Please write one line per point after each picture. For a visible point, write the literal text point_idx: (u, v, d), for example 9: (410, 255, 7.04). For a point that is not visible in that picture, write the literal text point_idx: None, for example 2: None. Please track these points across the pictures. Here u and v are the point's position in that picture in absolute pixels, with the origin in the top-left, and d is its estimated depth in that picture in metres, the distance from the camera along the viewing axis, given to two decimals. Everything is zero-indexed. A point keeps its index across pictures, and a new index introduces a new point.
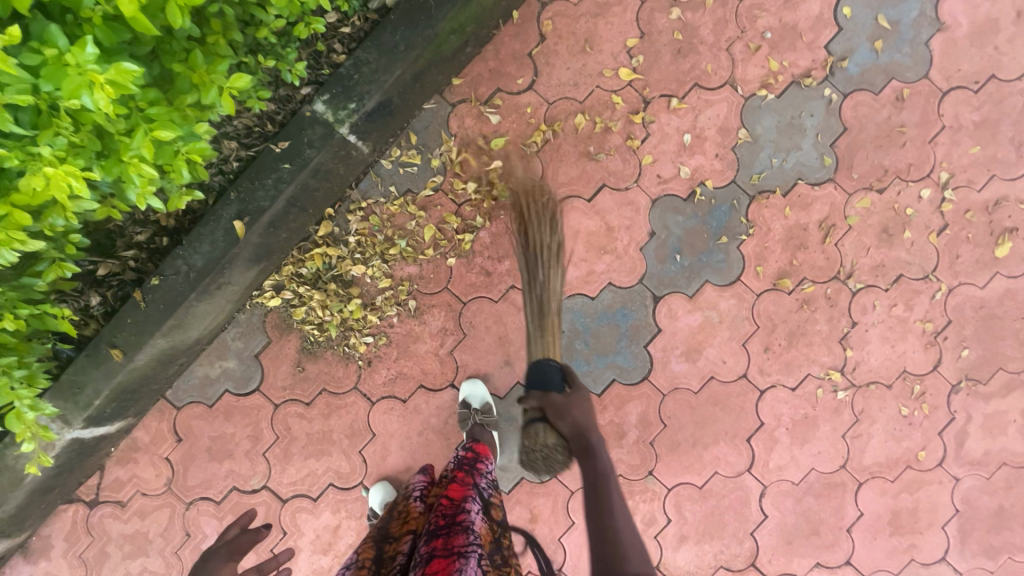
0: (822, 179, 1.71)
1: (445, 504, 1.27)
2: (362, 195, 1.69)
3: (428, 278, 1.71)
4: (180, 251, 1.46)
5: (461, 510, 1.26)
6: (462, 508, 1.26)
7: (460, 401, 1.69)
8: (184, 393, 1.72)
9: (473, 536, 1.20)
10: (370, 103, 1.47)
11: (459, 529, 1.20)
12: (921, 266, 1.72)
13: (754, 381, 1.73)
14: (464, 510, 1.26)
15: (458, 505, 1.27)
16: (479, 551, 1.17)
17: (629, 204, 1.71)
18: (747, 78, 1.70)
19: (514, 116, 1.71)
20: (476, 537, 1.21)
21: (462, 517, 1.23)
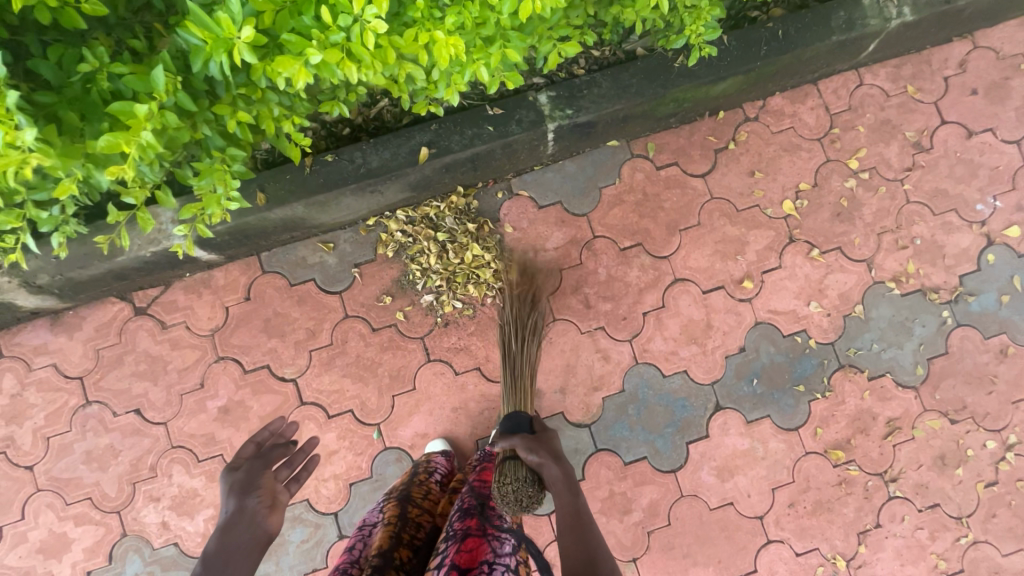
0: (907, 383, 1.79)
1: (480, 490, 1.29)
2: (519, 184, 1.82)
3: (536, 282, 1.79)
4: (363, 147, 1.56)
5: (496, 500, 1.27)
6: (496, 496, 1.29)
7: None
8: (276, 262, 1.77)
9: (502, 524, 1.22)
10: (583, 118, 1.61)
11: (490, 512, 1.22)
12: (958, 506, 1.76)
13: (766, 528, 1.74)
14: (497, 501, 1.27)
15: (487, 491, 1.29)
16: (507, 539, 1.19)
17: (736, 313, 1.80)
18: (884, 266, 1.83)
19: (677, 190, 1.84)
20: (504, 526, 1.22)
21: (492, 501, 1.26)
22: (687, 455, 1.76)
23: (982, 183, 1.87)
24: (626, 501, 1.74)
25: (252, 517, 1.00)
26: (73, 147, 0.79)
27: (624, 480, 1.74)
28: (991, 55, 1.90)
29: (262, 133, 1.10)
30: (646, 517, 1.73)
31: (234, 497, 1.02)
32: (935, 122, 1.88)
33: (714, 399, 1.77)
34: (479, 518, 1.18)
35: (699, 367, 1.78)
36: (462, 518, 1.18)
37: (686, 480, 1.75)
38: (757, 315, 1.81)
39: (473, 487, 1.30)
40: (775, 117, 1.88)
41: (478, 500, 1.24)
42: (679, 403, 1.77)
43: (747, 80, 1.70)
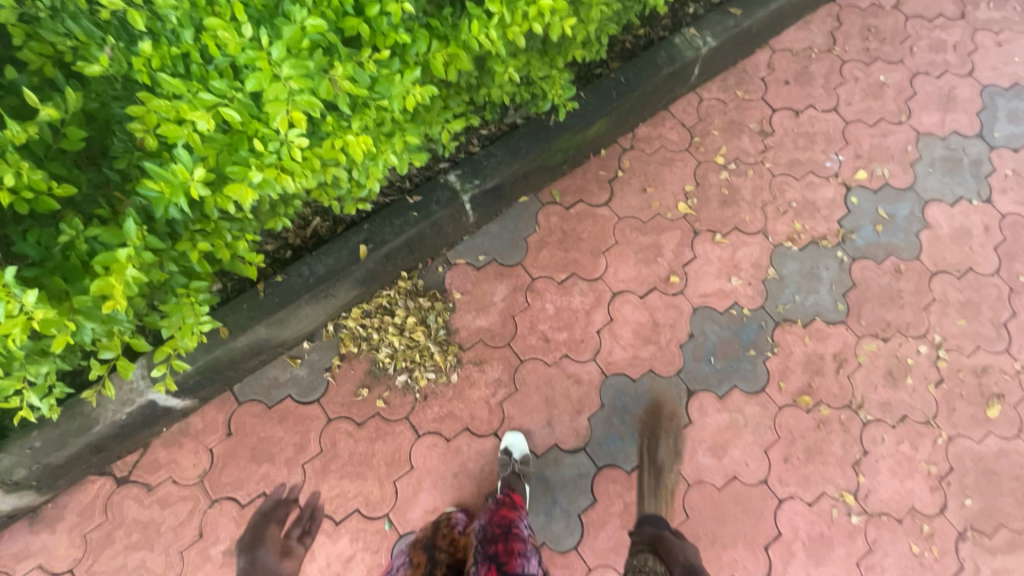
0: (836, 320, 2.03)
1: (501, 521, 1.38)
2: (455, 255, 2.02)
3: (495, 333, 1.95)
4: (308, 260, 1.73)
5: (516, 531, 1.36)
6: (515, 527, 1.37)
7: (503, 448, 1.79)
8: (249, 389, 1.84)
9: (526, 546, 1.32)
10: (489, 183, 1.87)
11: (515, 537, 1.31)
12: (923, 411, 1.94)
13: (774, 489, 1.84)
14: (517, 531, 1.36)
15: (510, 519, 1.38)
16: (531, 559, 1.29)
17: (675, 306, 2.01)
18: (777, 231, 2.13)
19: (589, 221, 2.11)
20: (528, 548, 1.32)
21: (516, 528, 1.35)
22: (681, 445, 1.86)
23: (823, 145, 2.27)
24: None
25: None
26: (63, 306, 0.92)
27: (634, 489, 1.81)
28: (788, 54, 2.39)
29: (218, 262, 1.25)
30: (665, 517, 1.79)
31: None
32: (768, 112, 2.30)
33: (685, 386, 1.92)
34: (504, 541, 1.29)
35: (661, 363, 1.95)
36: (490, 543, 1.28)
37: (688, 468, 1.84)
38: (692, 302, 2.03)
39: (496, 517, 1.38)
40: (645, 142, 2.23)
41: (504, 528, 1.33)
42: (655, 400, 1.91)
43: (611, 119, 2.05)
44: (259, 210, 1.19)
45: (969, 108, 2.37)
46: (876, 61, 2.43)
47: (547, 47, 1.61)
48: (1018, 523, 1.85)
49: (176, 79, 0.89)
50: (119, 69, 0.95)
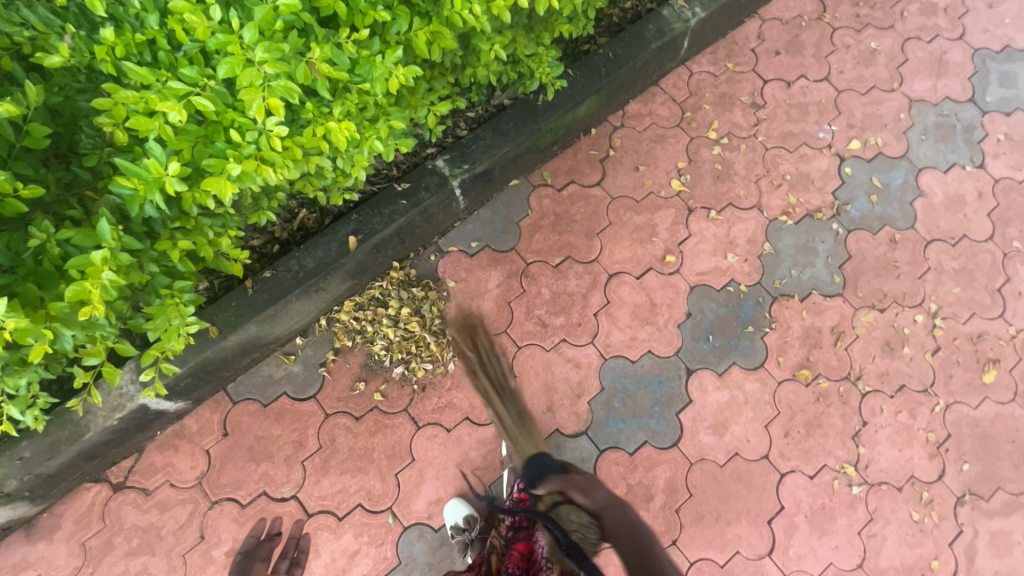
0: (833, 293, 2.02)
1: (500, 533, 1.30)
2: (447, 242, 1.98)
3: (491, 321, 1.92)
4: (296, 254, 1.69)
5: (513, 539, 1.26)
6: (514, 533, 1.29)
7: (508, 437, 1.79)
8: (244, 388, 1.81)
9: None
10: (479, 167, 1.83)
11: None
12: (920, 380, 1.95)
13: (776, 463, 1.84)
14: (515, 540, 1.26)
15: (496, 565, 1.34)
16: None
17: (671, 286, 1.99)
18: (772, 205, 2.11)
19: (582, 202, 2.07)
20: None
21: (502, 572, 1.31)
22: (682, 424, 1.86)
23: (815, 116, 2.23)
24: (645, 489, 1.80)
25: None
26: (39, 314, 0.88)
27: (636, 470, 1.81)
28: (778, 23, 2.34)
29: (202, 259, 1.20)
30: (669, 496, 1.79)
31: None
32: (760, 84, 2.26)
33: (684, 365, 1.91)
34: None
35: (660, 343, 1.93)
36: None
37: (690, 447, 1.84)
38: (689, 281, 2.01)
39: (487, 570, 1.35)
40: (636, 119, 2.18)
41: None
42: (655, 381, 1.90)
43: (601, 97, 2.00)
44: (241, 205, 1.14)
45: (960, 73, 2.35)
46: (867, 27, 2.38)
47: (533, 24, 1.55)
48: (1014, 485, 1.87)
49: (143, 68, 0.84)
50: (84, 61, 0.89)
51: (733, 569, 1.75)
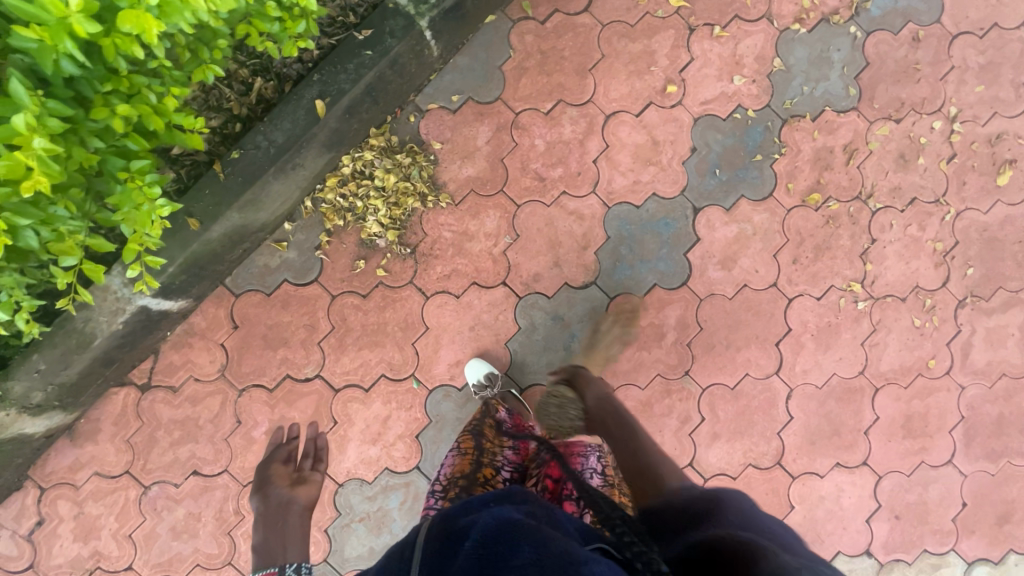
0: (847, 108, 1.88)
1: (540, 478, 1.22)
2: (425, 99, 1.79)
3: (485, 181, 1.80)
4: (261, 128, 1.53)
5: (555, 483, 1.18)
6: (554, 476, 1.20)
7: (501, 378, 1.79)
8: (243, 281, 1.76)
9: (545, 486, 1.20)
10: (448, 1, 1.58)
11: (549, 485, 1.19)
12: (932, 191, 1.89)
13: (784, 290, 1.86)
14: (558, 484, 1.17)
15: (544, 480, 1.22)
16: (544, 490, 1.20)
17: (674, 121, 1.84)
18: (782, 13, 1.87)
19: (570, 34, 1.83)
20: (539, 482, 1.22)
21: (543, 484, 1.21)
22: (690, 263, 1.84)
23: None
24: (657, 329, 1.84)
25: None
26: None
27: (647, 312, 1.84)
28: None
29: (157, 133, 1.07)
30: (681, 332, 1.84)
31: None
32: None
33: (691, 205, 1.84)
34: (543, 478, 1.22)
35: (664, 184, 1.84)
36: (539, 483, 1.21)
37: (699, 284, 1.85)
38: (692, 112, 1.85)
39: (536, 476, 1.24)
40: None
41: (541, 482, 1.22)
42: (661, 223, 1.84)
43: None
44: (179, 61, 0.98)
45: None
46: None
47: None
48: (1015, 283, 1.91)
49: None
50: None
51: (742, 389, 1.86)
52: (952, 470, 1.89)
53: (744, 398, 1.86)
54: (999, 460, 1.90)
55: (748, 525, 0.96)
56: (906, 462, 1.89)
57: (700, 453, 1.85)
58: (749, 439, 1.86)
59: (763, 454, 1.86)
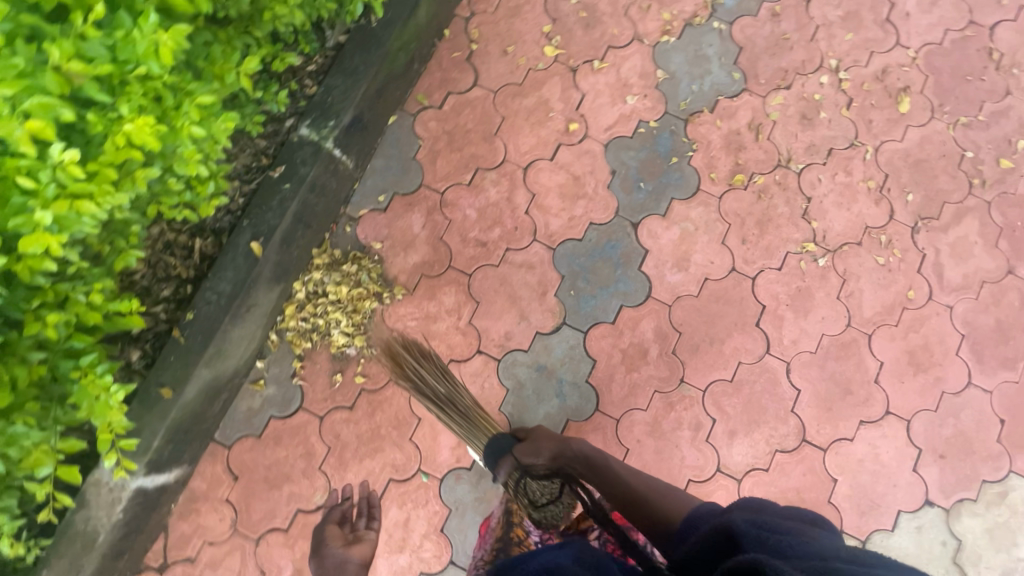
0: (738, 91, 1.98)
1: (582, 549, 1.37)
2: (355, 208, 1.89)
3: (432, 262, 1.87)
4: (208, 284, 1.60)
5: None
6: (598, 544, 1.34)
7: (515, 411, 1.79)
8: (232, 430, 1.77)
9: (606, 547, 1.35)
10: (346, 118, 1.70)
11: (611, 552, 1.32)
12: (844, 137, 1.97)
13: (744, 270, 1.89)
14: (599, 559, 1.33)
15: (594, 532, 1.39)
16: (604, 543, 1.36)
17: (586, 153, 1.94)
18: (649, 31, 2.02)
19: (468, 110, 1.96)
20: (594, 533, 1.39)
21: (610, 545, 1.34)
22: (647, 275, 1.88)
23: None
24: (639, 347, 1.84)
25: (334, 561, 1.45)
26: None
27: (624, 334, 1.85)
28: None
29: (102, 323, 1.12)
30: (662, 343, 1.84)
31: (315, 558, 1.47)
32: None
33: (628, 222, 1.90)
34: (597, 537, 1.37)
35: (597, 211, 1.91)
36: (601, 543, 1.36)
37: (663, 292, 1.87)
38: (600, 140, 1.95)
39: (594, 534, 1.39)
40: (483, 2, 2.03)
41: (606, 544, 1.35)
42: (607, 247, 1.89)
43: None
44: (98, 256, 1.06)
45: None
46: None
47: None
48: (956, 195, 1.95)
49: None
50: None
51: (741, 379, 1.84)
52: (976, 391, 1.84)
53: (746, 386, 1.84)
54: (1017, 367, 1.86)
55: (773, 530, 0.95)
56: (929, 398, 1.84)
57: (723, 456, 1.80)
58: (766, 426, 1.82)
59: (786, 436, 1.81)
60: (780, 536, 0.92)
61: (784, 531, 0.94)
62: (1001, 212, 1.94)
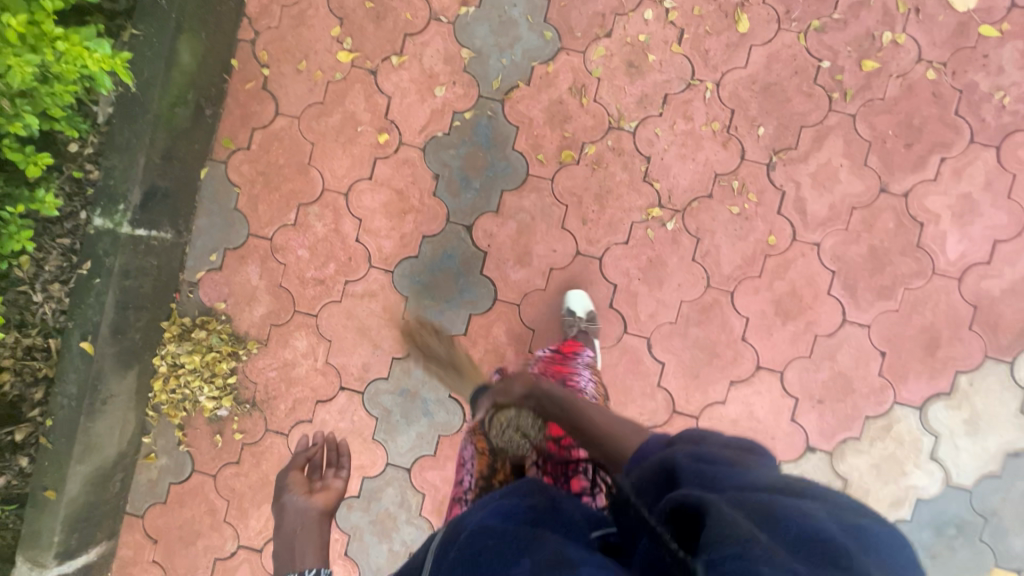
0: (553, 53, 1.77)
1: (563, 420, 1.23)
2: (192, 272, 1.87)
3: (277, 310, 1.86)
4: (57, 389, 1.68)
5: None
6: (577, 405, 1.31)
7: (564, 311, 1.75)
8: (140, 501, 1.90)
9: None
10: (135, 196, 1.65)
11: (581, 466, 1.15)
12: (679, 78, 1.75)
13: (590, 252, 1.78)
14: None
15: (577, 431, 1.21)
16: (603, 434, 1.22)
17: (405, 162, 1.82)
18: (446, 5, 1.80)
19: (276, 144, 1.85)
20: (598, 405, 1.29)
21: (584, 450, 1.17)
22: (491, 278, 1.81)
23: None
24: (496, 353, 1.81)
25: (295, 503, 1.36)
26: None
27: (478, 343, 1.82)
28: None
29: None
30: (517, 344, 1.80)
31: (277, 503, 1.39)
32: None
33: (461, 227, 1.81)
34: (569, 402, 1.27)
35: (428, 222, 1.82)
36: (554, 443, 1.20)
37: (509, 292, 1.80)
38: (417, 144, 1.81)
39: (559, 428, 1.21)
40: (265, 17, 1.85)
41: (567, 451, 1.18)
42: (445, 258, 1.82)
43: (194, 31, 1.70)
44: None
45: None
46: None
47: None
48: (814, 116, 1.73)
49: None
50: None
51: (603, 364, 1.79)
52: (852, 328, 1.74)
53: (609, 370, 1.79)
54: (896, 294, 1.73)
55: (708, 461, 0.75)
56: (801, 345, 1.75)
57: None
58: (634, 405, 1.78)
59: (655, 412, 1.78)
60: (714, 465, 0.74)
61: (722, 464, 0.75)
62: (868, 124, 1.72)
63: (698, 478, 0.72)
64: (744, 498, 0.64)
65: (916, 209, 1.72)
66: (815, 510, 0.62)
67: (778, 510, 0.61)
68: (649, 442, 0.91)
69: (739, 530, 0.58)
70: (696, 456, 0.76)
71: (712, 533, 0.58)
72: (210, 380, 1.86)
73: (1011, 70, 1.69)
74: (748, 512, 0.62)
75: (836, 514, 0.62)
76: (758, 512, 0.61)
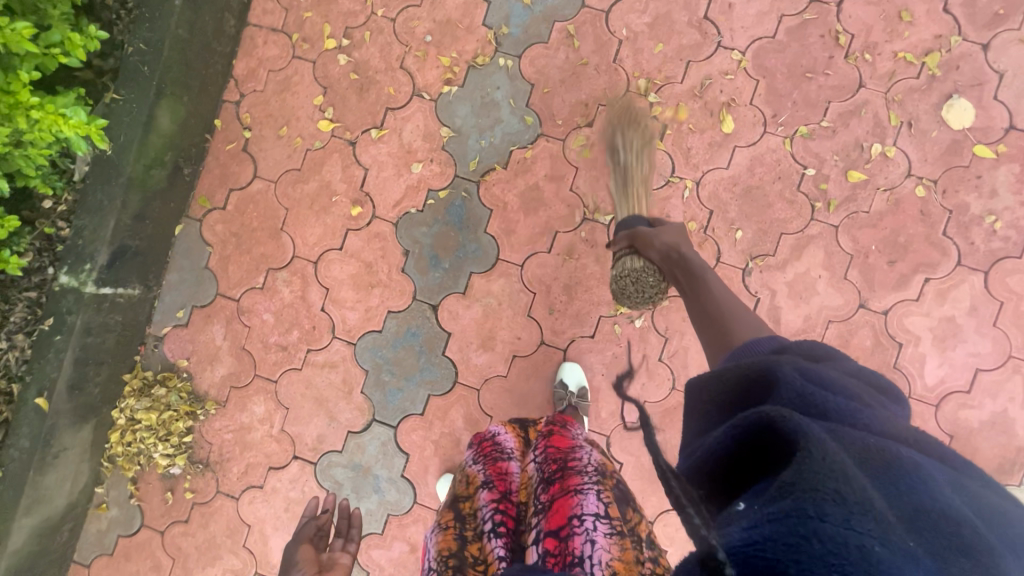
0: (533, 138, 1.75)
1: (555, 508, 1.09)
2: (158, 328, 1.88)
3: (239, 372, 1.85)
4: (9, 441, 1.64)
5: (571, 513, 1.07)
6: (577, 481, 1.12)
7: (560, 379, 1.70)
8: (88, 551, 1.90)
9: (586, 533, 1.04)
10: (102, 257, 1.67)
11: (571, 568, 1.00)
12: (658, 174, 1.71)
13: (554, 343, 1.74)
14: (574, 517, 1.06)
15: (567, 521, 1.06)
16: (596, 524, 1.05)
17: (376, 236, 1.80)
18: (429, 82, 1.79)
19: (252, 206, 1.85)
20: (591, 481, 1.13)
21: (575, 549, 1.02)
22: (452, 360, 1.77)
23: None
24: (451, 436, 1.78)
25: None
26: None
27: (434, 424, 1.78)
28: None
29: None
30: (474, 430, 1.77)
31: None
32: None
33: (427, 305, 1.78)
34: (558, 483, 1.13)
35: (394, 298, 1.80)
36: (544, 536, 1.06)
37: (470, 376, 1.77)
38: (390, 219, 1.80)
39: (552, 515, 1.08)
40: (252, 80, 1.86)
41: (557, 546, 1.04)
42: (408, 335, 1.79)
43: (176, 95, 1.71)
44: None
45: None
46: None
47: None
48: (795, 224, 1.68)
49: None
50: None
51: None
52: None
53: None
54: None
55: (820, 382, 0.74)
56: None
57: None
58: None
59: None
60: (830, 391, 0.73)
61: (835, 391, 0.73)
62: (851, 237, 1.66)
63: (801, 397, 0.71)
64: (850, 434, 0.63)
65: (896, 329, 1.65)
66: (941, 486, 0.59)
67: (900, 463, 0.60)
68: (759, 348, 0.97)
69: (836, 465, 0.56)
70: (802, 368, 0.76)
71: (808, 474, 0.56)
72: (165, 437, 1.84)
73: (1005, 194, 1.62)
74: (853, 451, 0.61)
75: (960, 487, 0.61)
76: (866, 457, 0.60)
